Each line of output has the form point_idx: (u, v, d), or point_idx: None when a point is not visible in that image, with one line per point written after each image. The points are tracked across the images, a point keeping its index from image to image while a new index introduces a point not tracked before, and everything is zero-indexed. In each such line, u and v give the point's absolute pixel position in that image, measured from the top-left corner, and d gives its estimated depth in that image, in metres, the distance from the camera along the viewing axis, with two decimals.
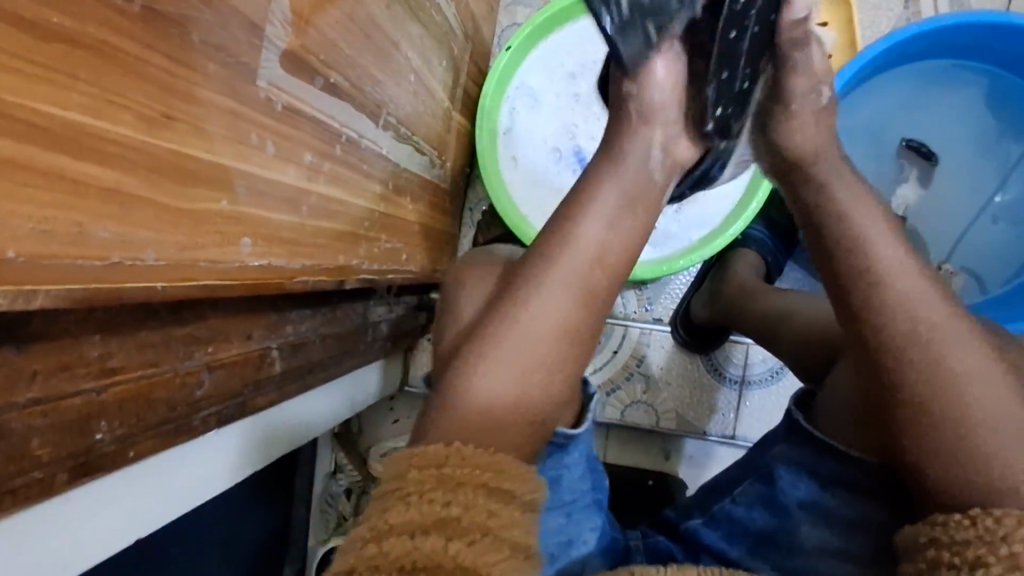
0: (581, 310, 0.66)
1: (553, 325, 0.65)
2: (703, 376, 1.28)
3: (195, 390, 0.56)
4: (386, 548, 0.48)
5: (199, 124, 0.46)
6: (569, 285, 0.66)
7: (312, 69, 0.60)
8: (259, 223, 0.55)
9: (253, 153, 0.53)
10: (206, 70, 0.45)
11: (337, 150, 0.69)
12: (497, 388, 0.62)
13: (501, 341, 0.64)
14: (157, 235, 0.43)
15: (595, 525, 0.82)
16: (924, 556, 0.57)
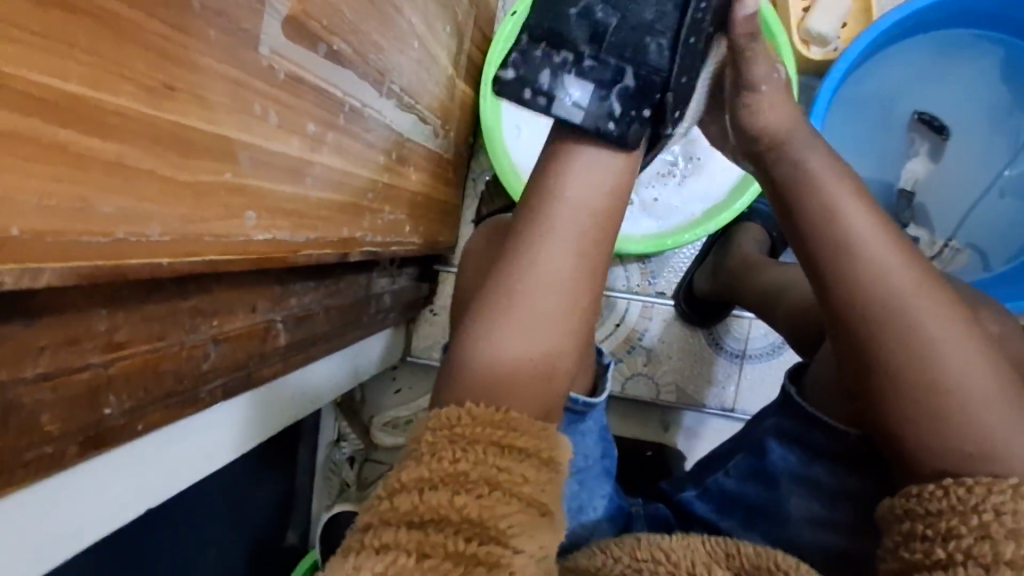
0: (575, 275, 0.65)
1: (546, 290, 0.64)
2: (704, 349, 1.28)
3: (201, 362, 0.56)
4: (397, 502, 0.50)
5: (201, 94, 0.44)
6: (573, 249, 0.65)
7: (315, 35, 0.58)
8: (264, 196, 0.54)
9: (256, 123, 0.52)
10: (207, 35, 0.43)
11: (340, 120, 0.68)
12: (496, 352, 0.61)
13: (505, 307, 0.63)
14: (161, 209, 0.42)
15: (604, 492, 0.84)
16: (899, 528, 0.59)
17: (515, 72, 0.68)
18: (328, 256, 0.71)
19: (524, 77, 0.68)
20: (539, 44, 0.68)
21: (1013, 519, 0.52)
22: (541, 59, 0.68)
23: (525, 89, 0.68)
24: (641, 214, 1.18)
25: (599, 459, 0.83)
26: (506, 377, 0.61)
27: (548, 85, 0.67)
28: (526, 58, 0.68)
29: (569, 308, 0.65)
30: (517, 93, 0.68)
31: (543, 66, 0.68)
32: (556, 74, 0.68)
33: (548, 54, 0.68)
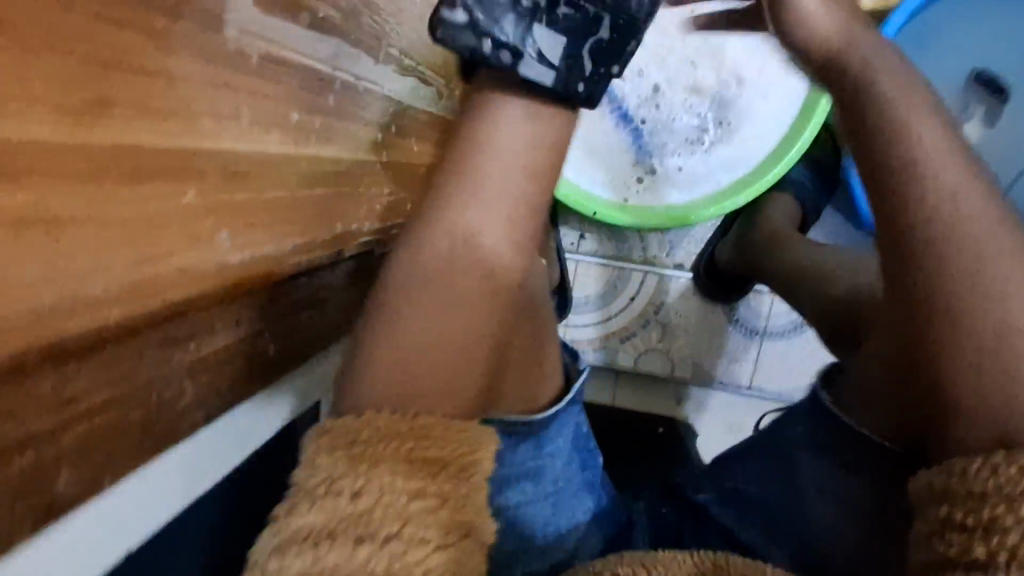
0: (498, 232, 0.60)
1: (464, 264, 0.58)
2: (722, 325, 1.21)
3: (177, 396, 0.49)
4: (285, 562, 0.41)
5: (154, 97, 0.36)
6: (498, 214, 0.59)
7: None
8: (243, 206, 0.46)
9: (232, 123, 0.43)
10: (152, 21, 0.35)
11: (331, 101, 0.58)
12: (408, 306, 0.56)
13: (424, 255, 0.58)
14: (106, 252, 0.34)
15: (586, 506, 0.77)
16: (926, 517, 0.48)
17: (463, 15, 0.55)
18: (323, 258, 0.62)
19: (478, 22, 0.55)
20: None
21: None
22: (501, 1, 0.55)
23: (482, 39, 0.56)
24: (662, 186, 1.08)
25: (567, 467, 0.75)
26: (421, 340, 0.55)
27: (510, 36, 0.56)
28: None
29: (488, 276, 0.59)
30: (470, 44, 0.56)
31: (502, 8, 0.55)
32: (520, 21, 0.56)
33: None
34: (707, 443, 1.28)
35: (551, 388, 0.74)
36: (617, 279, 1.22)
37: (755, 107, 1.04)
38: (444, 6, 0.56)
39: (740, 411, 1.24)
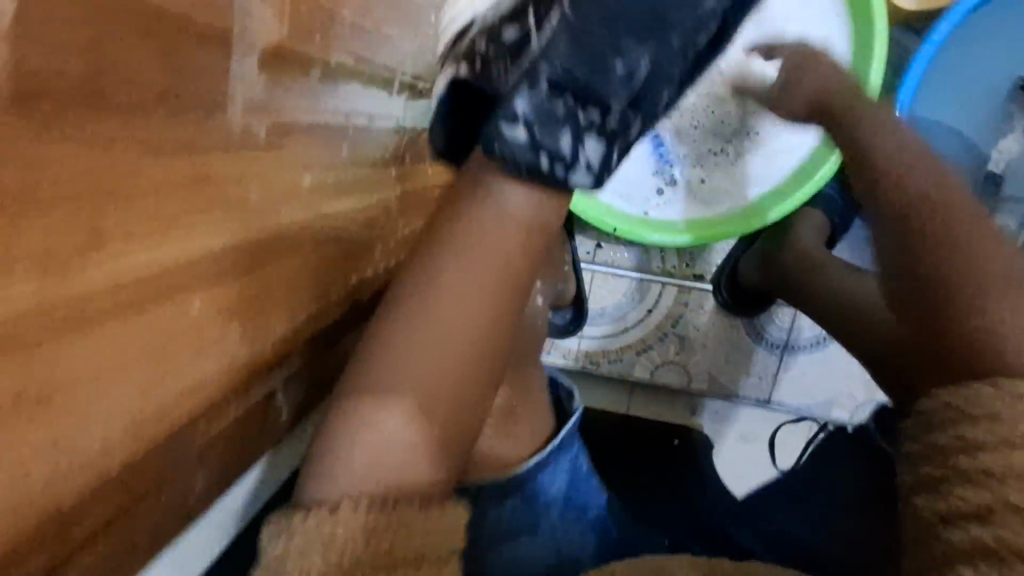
0: (481, 307, 0.57)
1: (440, 349, 0.56)
2: (742, 338, 1.17)
3: (184, 486, 0.46)
4: None
5: (124, 200, 0.34)
6: (474, 292, 0.57)
7: (275, 57, 0.46)
8: (233, 282, 0.44)
9: (214, 205, 0.41)
10: (113, 125, 0.33)
11: (341, 150, 0.55)
12: (395, 362, 0.56)
13: (414, 305, 0.57)
14: (73, 371, 0.33)
15: (591, 549, 0.70)
16: (926, 457, 0.54)
17: (524, 131, 0.50)
18: (332, 311, 0.59)
19: (540, 141, 0.50)
20: (558, 93, 0.51)
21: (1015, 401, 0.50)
22: (561, 117, 0.51)
23: (541, 157, 0.51)
24: (684, 201, 1.03)
25: (568, 512, 0.71)
26: (400, 433, 0.54)
27: (570, 153, 0.51)
28: (542, 112, 0.50)
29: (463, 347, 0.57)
30: (528, 158, 0.51)
31: (562, 124, 0.51)
32: (579, 137, 0.52)
33: (568, 108, 0.51)
34: (733, 472, 1.19)
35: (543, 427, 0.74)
36: (636, 290, 1.17)
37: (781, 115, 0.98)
38: (504, 122, 0.50)
39: (754, 423, 1.20)
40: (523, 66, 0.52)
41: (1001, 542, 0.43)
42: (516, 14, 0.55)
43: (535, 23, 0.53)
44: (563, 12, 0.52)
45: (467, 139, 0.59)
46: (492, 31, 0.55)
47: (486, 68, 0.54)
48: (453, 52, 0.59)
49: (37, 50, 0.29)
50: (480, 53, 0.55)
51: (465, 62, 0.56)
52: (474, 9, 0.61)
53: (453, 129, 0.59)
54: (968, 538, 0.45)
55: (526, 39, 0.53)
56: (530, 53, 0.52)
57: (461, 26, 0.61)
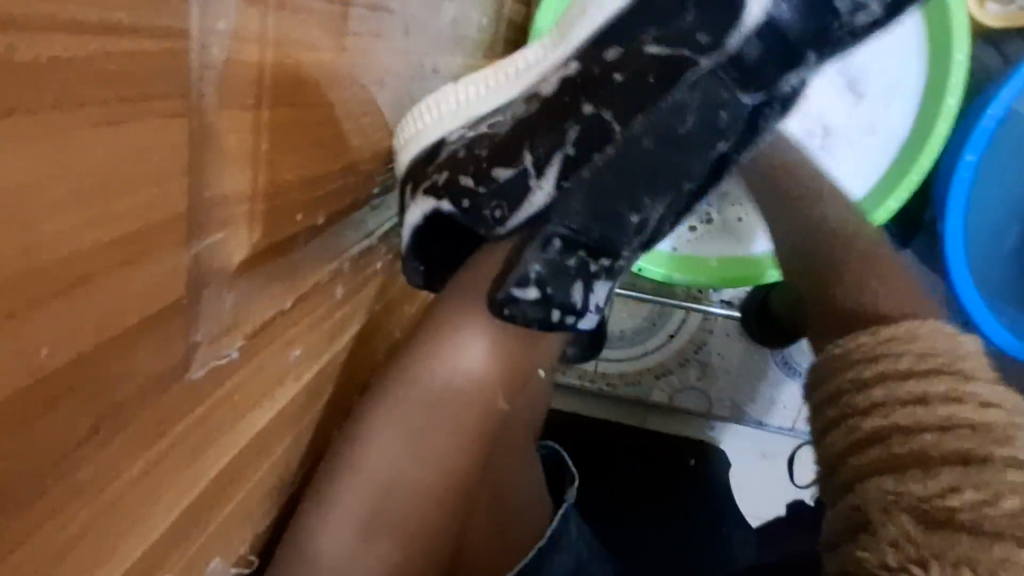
0: (463, 435, 0.48)
1: (411, 488, 0.47)
2: (768, 367, 1.08)
3: None
4: None
5: (68, 569, 0.25)
6: (450, 422, 0.47)
7: (275, 246, 0.35)
8: (232, 512, 0.37)
9: (203, 464, 0.33)
10: (47, 503, 0.23)
11: (338, 293, 0.46)
12: (375, 471, 0.46)
13: (398, 391, 0.47)
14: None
15: None
16: (832, 402, 0.44)
17: (536, 291, 0.44)
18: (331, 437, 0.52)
19: (555, 299, 0.45)
20: (571, 248, 0.45)
21: (906, 346, 0.43)
22: (575, 273, 0.45)
23: (552, 313, 0.45)
24: (723, 241, 0.82)
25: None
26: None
27: (583, 304, 0.46)
28: (555, 270, 0.44)
29: (440, 481, 0.48)
30: (538, 315, 0.45)
31: (575, 279, 0.45)
32: (589, 286, 0.46)
33: (581, 262, 0.45)
34: (749, 490, 1.10)
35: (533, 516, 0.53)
36: (657, 314, 1.09)
37: (838, 156, 0.74)
38: (513, 286, 0.44)
39: (773, 442, 1.10)
40: (526, 216, 0.44)
41: (908, 499, 0.36)
42: (506, 145, 0.45)
43: (533, 165, 0.44)
44: (568, 156, 0.44)
45: (450, 265, 0.49)
46: (477, 164, 0.45)
47: (477, 210, 0.45)
48: (422, 174, 0.46)
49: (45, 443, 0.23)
50: (469, 190, 0.45)
51: (447, 196, 0.45)
52: (443, 127, 0.47)
53: (427, 257, 0.49)
54: (881, 482, 0.38)
55: (526, 181, 0.44)
56: (534, 202, 0.44)
57: (424, 143, 0.46)
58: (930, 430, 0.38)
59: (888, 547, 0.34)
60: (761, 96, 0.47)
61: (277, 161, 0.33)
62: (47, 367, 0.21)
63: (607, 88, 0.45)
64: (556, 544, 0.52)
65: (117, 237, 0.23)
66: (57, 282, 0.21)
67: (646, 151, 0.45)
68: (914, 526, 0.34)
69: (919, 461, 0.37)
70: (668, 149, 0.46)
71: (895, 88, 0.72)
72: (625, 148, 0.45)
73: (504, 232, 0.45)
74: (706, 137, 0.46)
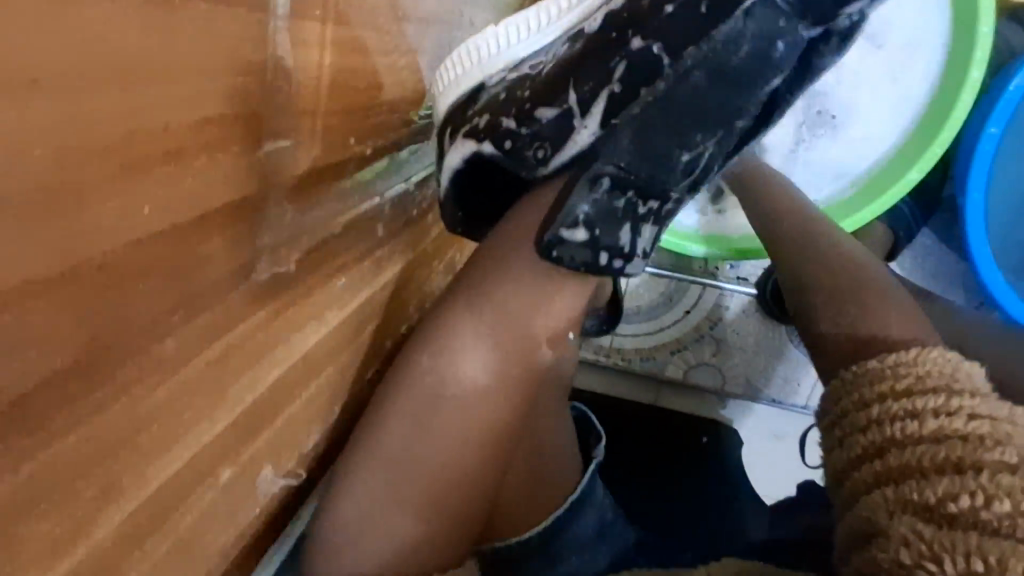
0: (500, 391, 0.45)
1: (443, 441, 0.45)
2: (782, 343, 1.07)
3: None
4: None
5: (155, 437, 0.27)
6: (489, 372, 0.45)
7: (330, 169, 0.37)
8: (286, 424, 0.39)
9: (265, 367, 0.34)
10: (139, 369, 0.24)
11: (379, 231, 0.48)
12: (410, 417, 0.45)
13: (440, 338, 0.45)
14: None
15: None
16: (836, 424, 0.41)
17: (584, 233, 0.42)
18: (366, 380, 0.53)
19: (603, 240, 0.43)
20: (620, 189, 0.42)
21: (909, 368, 0.39)
22: (623, 214, 0.43)
23: (599, 256, 0.43)
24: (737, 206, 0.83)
25: (581, 563, 0.54)
26: (396, 531, 0.45)
27: (630, 248, 0.44)
28: (604, 211, 0.42)
29: (467, 440, 0.45)
30: (585, 257, 0.43)
31: (623, 220, 0.43)
32: (637, 230, 0.44)
33: (630, 204, 0.43)
34: (761, 469, 1.08)
35: (565, 464, 0.57)
36: (674, 290, 1.09)
37: (857, 121, 0.75)
38: (562, 227, 0.42)
39: (784, 421, 1.08)
40: (569, 156, 0.43)
41: (911, 506, 0.32)
42: (551, 84, 0.44)
43: (578, 104, 0.43)
44: (614, 94, 0.42)
45: (487, 211, 0.51)
46: (521, 107, 0.45)
47: (520, 151, 0.45)
48: (463, 119, 0.47)
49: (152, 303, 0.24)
50: (510, 131, 0.45)
51: (488, 138, 0.46)
52: (483, 72, 0.48)
53: (465, 202, 0.50)
54: (881, 492, 0.34)
55: (570, 121, 0.43)
56: (578, 141, 0.43)
57: (464, 88, 0.48)
58: (925, 442, 0.35)
59: (900, 544, 0.30)
60: (818, 28, 0.40)
61: (337, 80, 0.35)
62: (149, 225, 0.22)
63: (656, 20, 0.41)
64: (584, 501, 0.55)
65: (210, 114, 0.24)
66: (175, 144, 0.23)
67: (697, 87, 0.40)
68: (922, 524, 0.31)
69: (916, 471, 0.34)
70: (723, 86, 0.41)
71: (921, 56, 0.72)
72: (673, 86, 0.40)
73: (548, 171, 0.44)
74: (763, 71, 0.40)
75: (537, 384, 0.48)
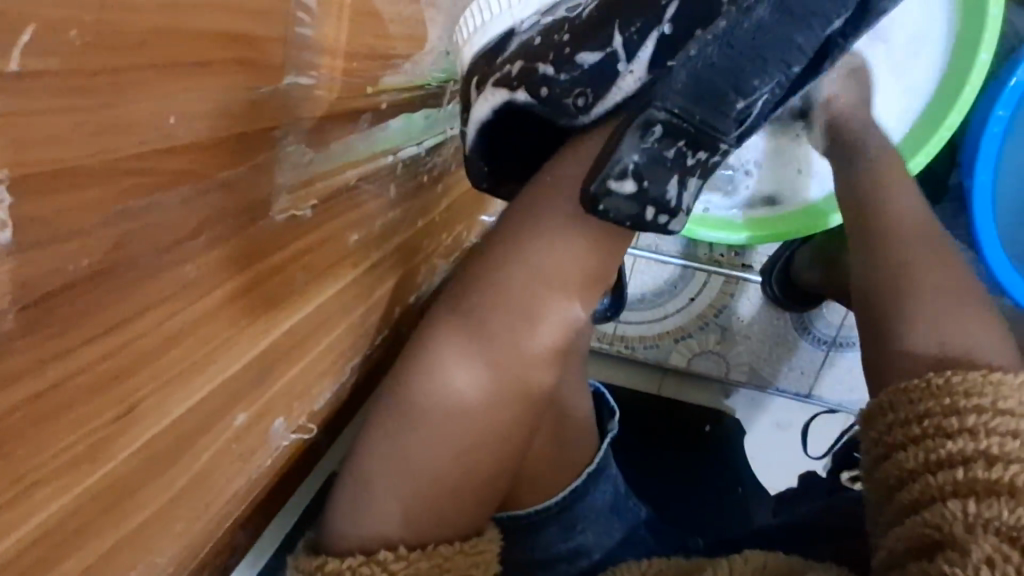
0: (534, 354, 0.45)
1: (474, 403, 0.44)
2: (787, 332, 1.05)
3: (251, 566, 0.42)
4: None
5: (173, 369, 0.26)
6: (522, 335, 0.44)
7: (346, 119, 0.37)
8: (298, 377, 0.39)
9: (279, 314, 0.34)
10: (161, 289, 0.24)
11: (391, 193, 0.47)
12: (442, 375, 0.44)
13: (472, 296, 0.44)
14: (118, 567, 0.27)
15: None
16: (911, 423, 0.39)
17: (633, 184, 0.41)
18: (378, 342, 0.52)
19: (651, 192, 0.41)
20: (672, 137, 0.41)
21: (1016, 390, 0.37)
22: (673, 165, 0.42)
23: (646, 209, 0.42)
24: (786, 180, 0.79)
25: (596, 536, 0.55)
26: (420, 495, 0.44)
27: (676, 202, 0.43)
28: (652, 160, 0.41)
29: (496, 404, 0.45)
30: (632, 210, 0.41)
31: (672, 171, 0.42)
32: (683, 182, 0.43)
33: (680, 154, 0.42)
34: (764, 457, 1.06)
35: (584, 438, 0.56)
36: (678, 277, 1.05)
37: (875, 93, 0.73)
38: (610, 177, 0.41)
39: (790, 409, 1.08)
40: (612, 103, 0.43)
41: (995, 524, 0.31)
42: (595, 25, 0.44)
43: (623, 48, 0.43)
44: (663, 36, 0.42)
45: (516, 158, 0.52)
46: (560, 51, 0.45)
47: (557, 99, 0.45)
48: (492, 67, 0.48)
49: (176, 226, 0.24)
50: (547, 78, 0.45)
51: (522, 87, 0.46)
52: (513, 19, 0.49)
53: (492, 154, 0.51)
54: (962, 504, 0.33)
55: (614, 66, 0.43)
56: (624, 87, 0.43)
57: (492, 34, 0.49)
58: (1022, 465, 0.33)
59: (978, 563, 0.30)
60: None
61: (354, 25, 0.34)
62: (175, 137, 0.22)
63: None
64: (599, 475, 0.56)
65: (238, 31, 0.24)
66: (199, 58, 0.22)
67: (759, 23, 0.39)
68: (1005, 546, 0.30)
69: (1006, 489, 0.32)
70: (785, 22, 0.39)
71: (932, 14, 0.71)
72: (734, 23, 0.39)
73: (588, 120, 0.44)
74: (826, 6, 0.39)
75: (567, 349, 0.47)
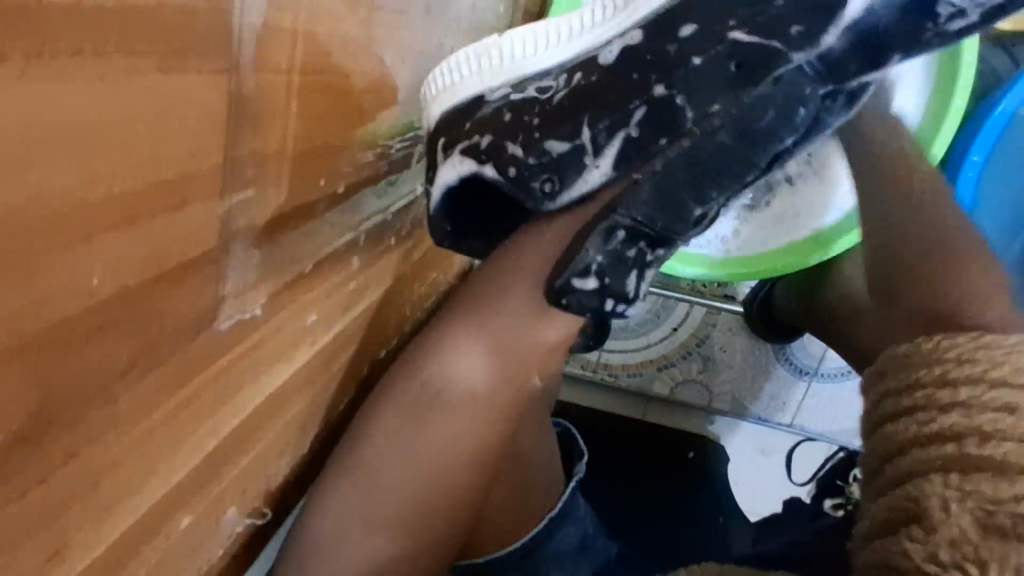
0: (501, 401, 0.48)
1: (440, 455, 0.46)
2: (768, 362, 1.05)
3: None
4: None
5: (102, 499, 0.27)
6: (494, 379, 0.47)
7: (298, 210, 0.37)
8: (251, 463, 0.39)
9: (226, 413, 0.34)
10: (90, 431, 0.25)
11: (354, 263, 0.48)
12: (413, 419, 0.46)
13: (444, 344, 0.47)
14: None
15: None
16: (905, 394, 0.39)
17: (595, 282, 0.45)
18: (342, 408, 0.53)
19: (610, 286, 0.45)
20: (633, 239, 0.45)
21: (1008, 354, 0.36)
22: (632, 263, 0.45)
23: (606, 303, 0.46)
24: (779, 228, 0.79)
25: None
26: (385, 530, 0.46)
27: (635, 293, 0.47)
28: (614, 259, 0.45)
29: (461, 456, 0.47)
30: (593, 305, 0.46)
31: (631, 268, 0.45)
32: (643, 276, 0.47)
33: (640, 253, 0.45)
34: (747, 487, 1.08)
35: (550, 472, 0.56)
36: (660, 308, 1.05)
37: None
38: (574, 276, 0.44)
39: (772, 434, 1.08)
40: (577, 193, 0.45)
41: (973, 501, 0.30)
42: (564, 118, 0.46)
43: (590, 143, 0.45)
44: (630, 137, 0.45)
45: (480, 223, 0.51)
46: (529, 134, 0.46)
47: (524, 180, 0.46)
48: (460, 130, 0.48)
49: (103, 372, 0.24)
50: (515, 158, 0.46)
51: (491, 161, 0.47)
52: (484, 83, 0.49)
53: (456, 214, 0.51)
54: (943, 477, 0.33)
55: (581, 158, 0.45)
56: (589, 181, 0.45)
57: (463, 97, 0.48)
58: (1014, 440, 0.32)
59: (939, 542, 0.29)
60: (833, 88, 0.43)
61: (303, 127, 0.34)
62: (98, 295, 0.23)
63: (683, 70, 0.44)
64: (566, 516, 0.54)
65: (165, 178, 0.25)
66: (123, 216, 0.23)
67: (721, 144, 0.43)
68: (973, 522, 0.29)
69: (994, 465, 0.32)
70: (745, 144, 0.43)
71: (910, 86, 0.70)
72: (699, 142, 0.43)
73: (554, 207, 0.46)
74: (782, 129, 0.43)
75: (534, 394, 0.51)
